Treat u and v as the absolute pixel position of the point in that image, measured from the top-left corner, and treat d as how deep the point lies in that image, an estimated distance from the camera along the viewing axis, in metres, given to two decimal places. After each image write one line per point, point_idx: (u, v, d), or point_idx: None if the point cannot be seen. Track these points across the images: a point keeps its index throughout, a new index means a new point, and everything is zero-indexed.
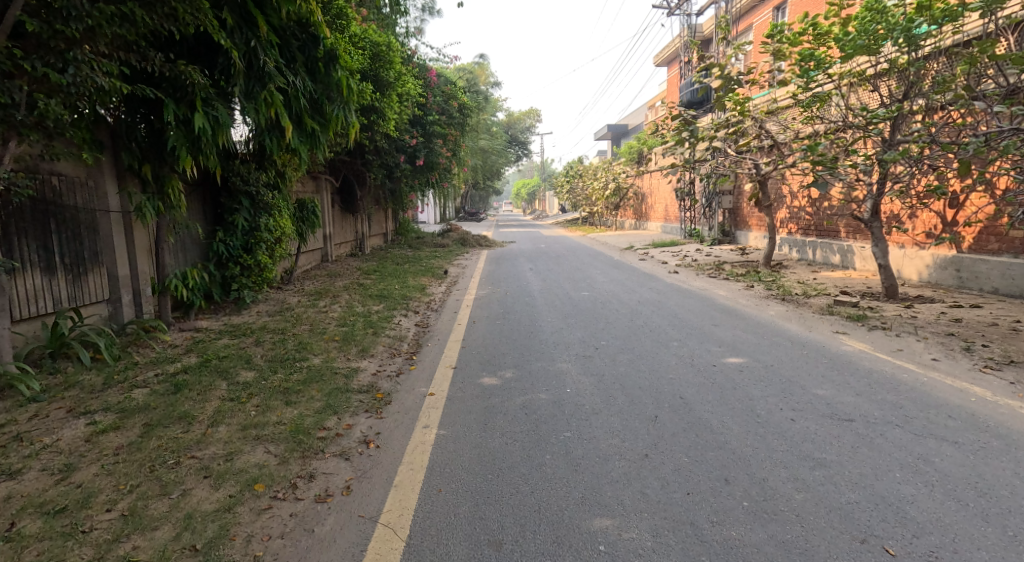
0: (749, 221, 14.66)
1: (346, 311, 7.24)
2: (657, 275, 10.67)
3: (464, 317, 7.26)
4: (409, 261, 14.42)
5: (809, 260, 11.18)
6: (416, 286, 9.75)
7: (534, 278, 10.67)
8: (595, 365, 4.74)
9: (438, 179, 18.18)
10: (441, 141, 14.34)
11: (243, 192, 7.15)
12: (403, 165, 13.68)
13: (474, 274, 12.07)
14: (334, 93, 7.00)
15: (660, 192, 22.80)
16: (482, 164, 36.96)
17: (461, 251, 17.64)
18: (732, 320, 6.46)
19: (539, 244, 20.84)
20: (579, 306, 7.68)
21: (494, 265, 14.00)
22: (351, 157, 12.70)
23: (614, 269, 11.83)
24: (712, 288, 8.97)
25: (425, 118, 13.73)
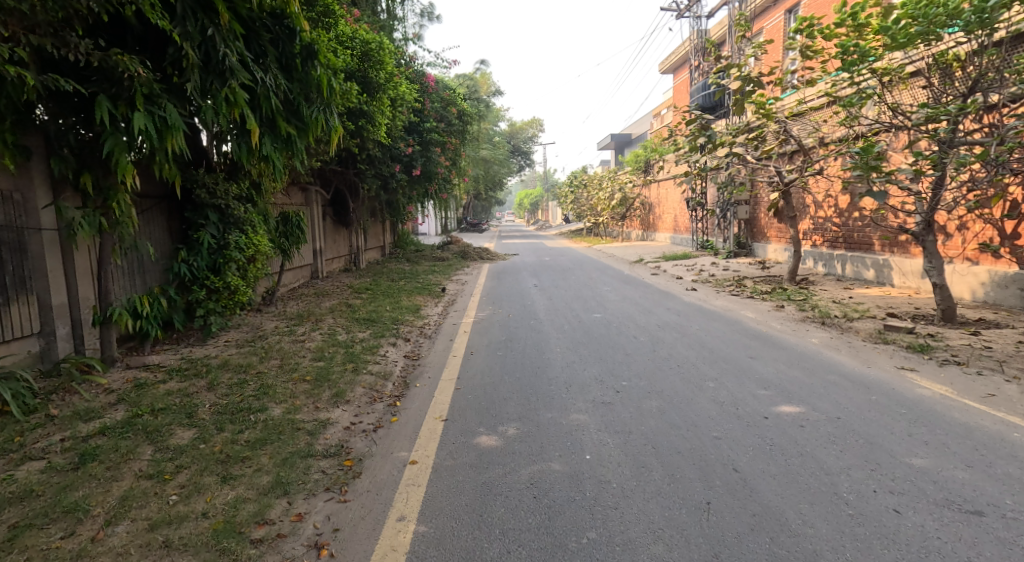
0: (767, 232, 13.77)
1: (328, 340, 6.39)
2: (673, 293, 9.79)
3: (461, 346, 6.38)
4: (406, 277, 13.56)
5: (837, 276, 10.31)
6: (409, 308, 8.88)
7: (539, 297, 9.79)
8: (618, 417, 3.86)
9: (437, 190, 17.33)
10: (439, 150, 13.51)
11: (210, 205, 6.31)
12: (398, 175, 12.84)
13: (475, 292, 11.21)
14: (313, 94, 6.21)
15: (669, 202, 21.93)
16: (483, 174, 36.14)
17: (460, 265, 16.77)
18: (770, 351, 5.57)
19: (543, 256, 19.96)
20: (591, 332, 6.80)
21: (496, 281, 13.13)
22: (342, 167, 11.89)
23: (625, 286, 10.96)
24: (738, 308, 8.07)
25: (422, 125, 12.91)
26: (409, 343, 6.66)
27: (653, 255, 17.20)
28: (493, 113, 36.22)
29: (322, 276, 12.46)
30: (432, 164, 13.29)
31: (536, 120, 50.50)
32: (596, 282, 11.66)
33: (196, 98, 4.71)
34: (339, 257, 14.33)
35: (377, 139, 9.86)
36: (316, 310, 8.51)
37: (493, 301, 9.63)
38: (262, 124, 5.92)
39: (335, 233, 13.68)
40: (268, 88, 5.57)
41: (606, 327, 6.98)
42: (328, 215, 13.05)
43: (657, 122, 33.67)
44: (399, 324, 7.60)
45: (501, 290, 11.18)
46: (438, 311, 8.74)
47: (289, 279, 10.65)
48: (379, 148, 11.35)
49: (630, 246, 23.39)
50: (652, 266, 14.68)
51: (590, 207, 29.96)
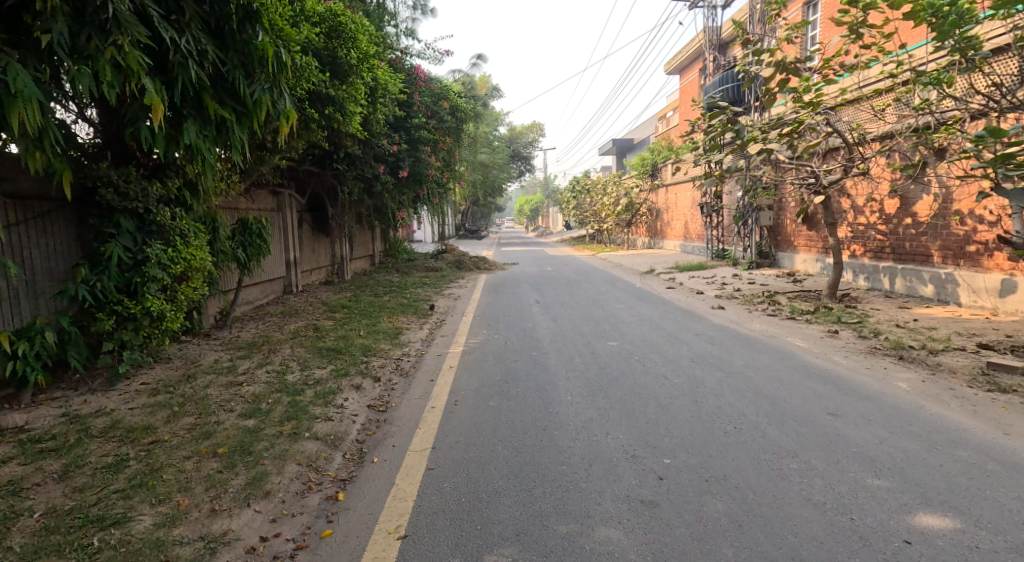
0: (794, 240, 12.40)
1: (274, 382, 5.01)
2: (698, 312, 8.48)
3: (445, 390, 4.99)
4: (392, 290, 12.20)
5: (885, 291, 8.96)
6: (388, 332, 7.50)
7: (543, 317, 8.43)
8: (671, 541, 2.50)
9: (431, 194, 15.99)
10: (429, 149, 12.15)
11: (122, 210, 4.95)
12: (383, 177, 11.50)
13: (468, 309, 9.82)
14: (255, 68, 4.86)
15: (680, 207, 20.56)
16: (482, 179, 34.87)
17: (455, 276, 15.42)
18: (851, 403, 4.19)
19: (545, 265, 18.59)
20: (608, 369, 5.41)
21: (492, 295, 11.75)
22: (317, 167, 10.61)
23: (641, 302, 9.67)
24: (781, 334, 6.74)
25: (409, 122, 11.58)
26: (380, 385, 5.26)
27: (665, 265, 15.83)
28: (492, 117, 34.98)
29: (298, 290, 11.20)
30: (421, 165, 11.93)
31: (537, 125, 49.30)
32: (610, 297, 10.38)
33: (65, 58, 3.39)
34: (319, 268, 13.02)
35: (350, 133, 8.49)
36: (276, 336, 7.15)
37: (489, 322, 8.25)
38: (185, 104, 4.59)
39: (314, 243, 12.42)
40: (187, 55, 4.25)
41: (625, 361, 5.63)
42: (305, 222, 11.81)
43: (663, 125, 32.38)
44: (370, 356, 6.20)
45: (497, 307, 9.81)
46: (421, 337, 7.33)
47: (254, 294, 9.40)
48: (359, 146, 10.02)
49: (637, 254, 22.01)
50: (666, 278, 13.34)
51: (593, 213, 28.64)
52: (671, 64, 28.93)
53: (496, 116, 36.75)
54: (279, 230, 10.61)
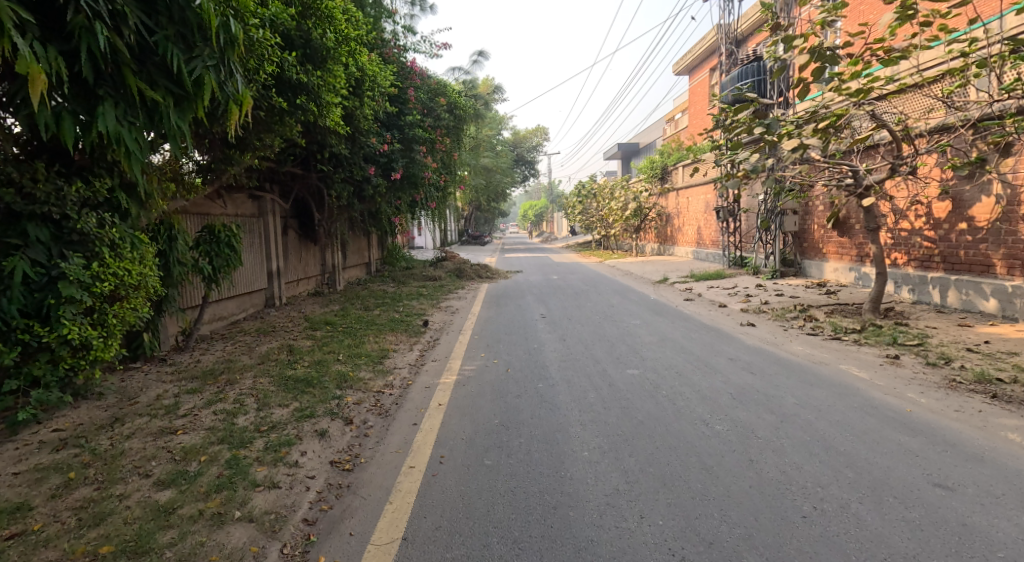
0: (822, 248, 11.39)
1: (219, 428, 4.06)
2: (725, 330, 7.51)
3: (430, 438, 4.04)
4: (385, 303, 11.24)
5: (935, 306, 7.94)
6: (372, 357, 6.54)
7: (549, 337, 7.45)
8: None
9: (429, 199, 15.06)
10: (425, 149, 11.22)
11: (32, 216, 4.04)
12: (374, 179, 10.58)
13: (466, 325, 8.85)
14: (194, 41, 3.96)
15: (692, 211, 19.55)
16: (485, 183, 33.94)
17: (455, 286, 14.46)
18: (958, 468, 3.19)
19: (551, 274, 17.61)
20: (630, 408, 4.44)
21: (493, 307, 10.78)
22: (301, 169, 9.73)
23: (659, 317, 8.70)
24: (828, 360, 5.74)
25: (402, 120, 10.66)
26: (351, 431, 4.29)
27: (679, 273, 14.81)
28: (495, 120, 34.08)
29: (283, 302, 10.36)
30: (416, 166, 11.00)
31: (541, 129, 48.42)
32: (623, 310, 9.41)
33: None
34: (308, 278, 12.14)
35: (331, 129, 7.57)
36: (241, 362, 6.20)
37: (488, 342, 7.27)
38: (102, 83, 3.69)
39: (303, 251, 11.59)
40: (93, 17, 3.36)
41: (648, 397, 4.66)
42: (291, 229, 10.99)
43: (672, 128, 31.39)
44: (344, 389, 5.22)
45: (498, 323, 8.82)
46: (410, 363, 6.35)
47: (230, 309, 8.56)
48: (346, 145, 9.10)
49: (647, 262, 20.97)
50: (681, 289, 12.38)
51: (600, 218, 27.64)
52: (680, 64, 27.97)
53: (499, 119, 35.87)
54: (261, 238, 9.80)
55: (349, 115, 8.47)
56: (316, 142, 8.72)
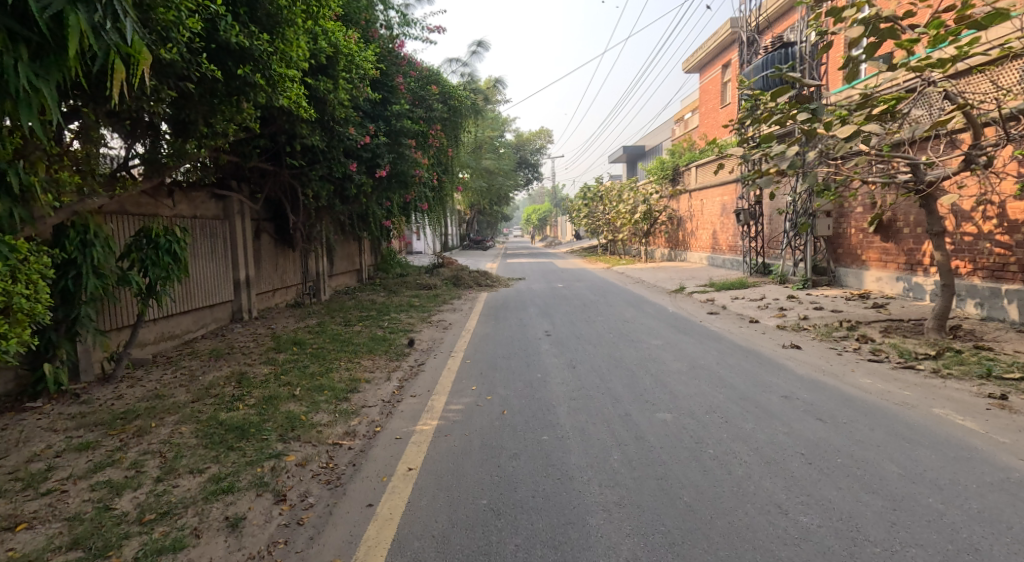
0: (862, 254, 10.14)
1: (86, 516, 2.86)
2: (763, 354, 6.31)
3: (386, 532, 2.84)
4: (371, 316, 10.05)
5: (1013, 324, 6.70)
6: (337, 390, 5.32)
7: (554, 363, 6.24)
8: None
9: (423, 200, 13.88)
10: (414, 143, 10.02)
11: None
12: (356, 176, 9.40)
13: (459, 344, 7.63)
14: None
15: (706, 215, 18.33)
16: (486, 186, 32.78)
17: (452, 296, 13.27)
18: None
19: (555, 281, 16.41)
20: (667, 480, 3.22)
21: (492, 321, 9.58)
22: (270, 164, 8.59)
23: (682, 335, 7.51)
24: (911, 400, 4.50)
25: (388, 109, 9.50)
26: (279, 515, 3.06)
27: (696, 281, 13.59)
28: (497, 120, 32.92)
29: (255, 315, 9.29)
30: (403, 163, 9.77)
31: (544, 131, 47.27)
32: (640, 327, 8.25)
33: None
34: (286, 289, 10.98)
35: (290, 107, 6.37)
36: (174, 397, 5.02)
37: (481, 370, 6.04)
38: None
39: (280, 258, 10.51)
40: None
41: (690, 463, 3.45)
42: (265, 233, 9.92)
43: (681, 128, 30.21)
44: (288, 442, 4.00)
45: (494, 342, 7.62)
46: (382, 400, 5.13)
47: (184, 325, 7.49)
48: (320, 135, 7.93)
49: (657, 268, 19.74)
50: (700, 300, 11.18)
51: (606, 222, 26.41)
52: (689, 61, 26.80)
53: (501, 120, 34.76)
54: (228, 243, 8.74)
55: (321, 99, 7.30)
56: (284, 132, 7.56)
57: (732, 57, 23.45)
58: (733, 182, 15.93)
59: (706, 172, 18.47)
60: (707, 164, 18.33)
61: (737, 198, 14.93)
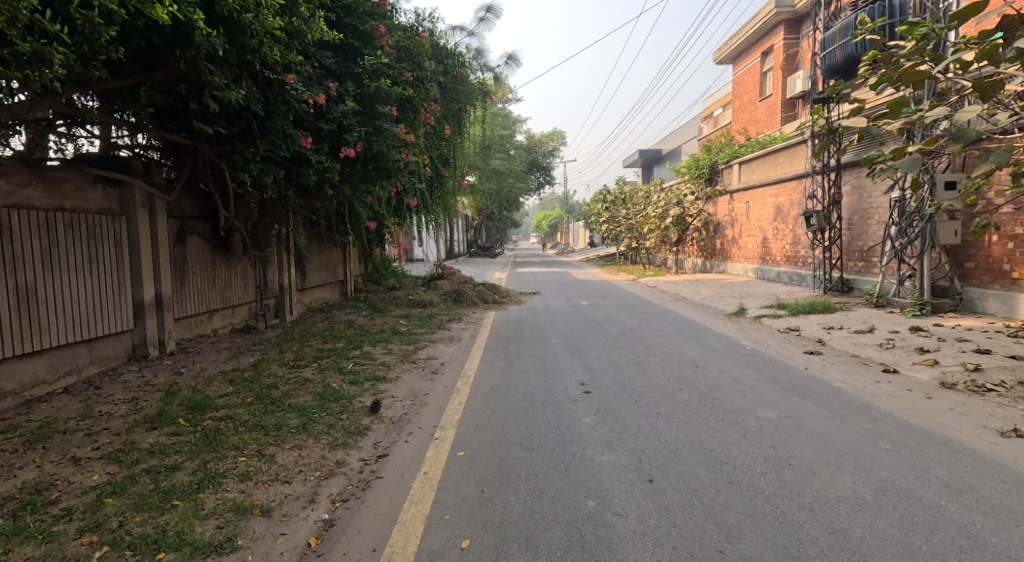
0: (1012, 271, 7.45)
1: None
2: (979, 453, 3.58)
3: None
4: (339, 349, 7.40)
5: None
6: (189, 551, 2.64)
7: (611, 471, 3.53)
8: None
9: (417, 197, 11.32)
10: (395, 111, 7.40)
11: None
12: (314, 156, 6.76)
13: (450, 408, 4.96)
14: None
15: (755, 218, 15.83)
16: (495, 189, 30.06)
17: (453, 316, 10.66)
18: None
19: (578, 297, 13.76)
20: None
21: (504, 359, 6.93)
22: (183, 136, 5.98)
23: (800, 401, 4.77)
24: None
25: (359, 64, 6.92)
26: None
27: (758, 302, 10.88)
28: (507, 117, 30.29)
29: (171, 349, 6.70)
30: (380, 140, 7.10)
31: (558, 132, 44.69)
32: (724, 381, 5.51)
33: None
34: (229, 310, 8.37)
35: (152, 10, 3.75)
36: None
37: (482, 491, 3.33)
38: None
39: (220, 270, 7.91)
40: None
41: None
42: (195, 236, 7.33)
43: (709, 126, 27.61)
44: None
45: (505, 409, 4.90)
46: None
47: (26, 377, 4.90)
48: (247, 88, 5.32)
49: (694, 281, 17.07)
50: (779, 330, 8.45)
51: (629, 228, 23.72)
52: (722, 50, 24.31)
53: (512, 118, 32.22)
54: (126, 249, 6.15)
55: (235, 25, 4.68)
56: (184, 81, 4.94)
57: (774, 42, 20.92)
58: (795, 179, 13.44)
59: (755, 169, 15.90)
60: (757, 161, 15.80)
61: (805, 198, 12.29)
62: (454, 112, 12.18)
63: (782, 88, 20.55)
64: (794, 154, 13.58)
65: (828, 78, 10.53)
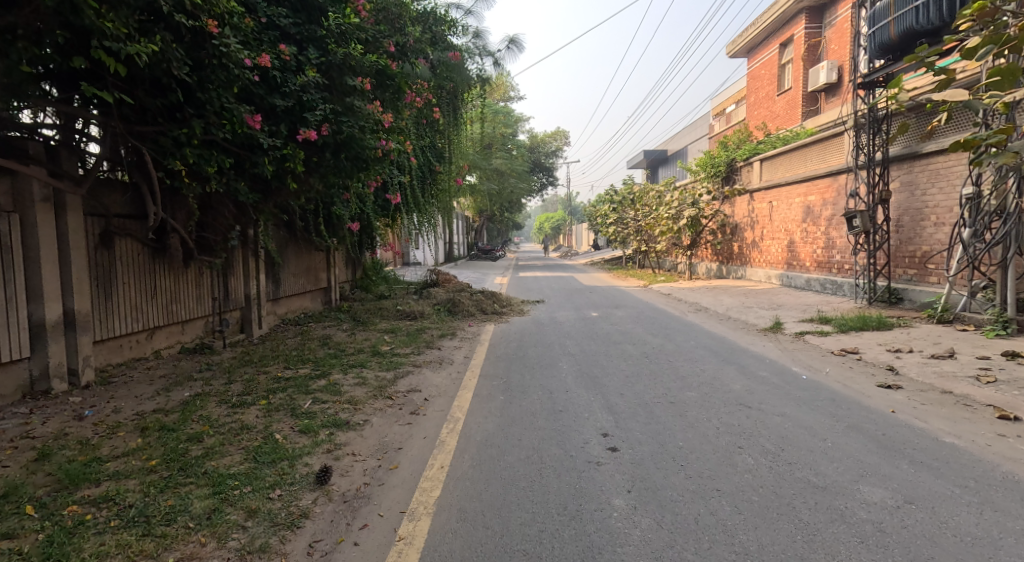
0: None
1: None
2: None
3: None
4: (303, 378, 6.06)
5: None
6: None
7: None
8: None
9: (394, 189, 10.14)
10: (371, 86, 6.10)
11: None
12: (267, 139, 5.43)
13: (429, 479, 3.62)
14: None
15: (781, 219, 14.56)
16: (497, 189, 28.60)
17: (447, 332, 9.33)
18: None
19: (588, 306, 12.43)
20: None
21: (503, 393, 5.59)
22: (92, 111, 4.66)
23: (917, 473, 3.41)
24: None
25: (323, 26, 5.66)
26: None
27: (795, 316, 9.51)
28: (509, 114, 28.89)
29: (87, 381, 5.36)
30: (350, 122, 5.78)
31: (562, 131, 43.39)
32: (793, 434, 4.15)
33: None
34: (175, 330, 7.02)
35: None
36: None
37: None
38: None
39: (162, 281, 6.58)
40: None
41: None
42: (126, 240, 6.01)
43: (722, 123, 26.25)
44: None
45: (502, 482, 3.54)
46: None
47: None
48: (163, 41, 4.01)
49: (712, 288, 15.72)
50: (832, 353, 7.09)
51: (638, 230, 22.36)
52: (737, 42, 23.01)
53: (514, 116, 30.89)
54: (21, 257, 4.82)
55: None
56: (65, 26, 3.62)
57: (794, 31, 19.61)
58: (830, 176, 12.19)
59: (781, 165, 14.59)
60: (782, 157, 14.53)
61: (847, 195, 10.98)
62: (450, 100, 10.88)
63: (802, 81, 19.23)
64: (828, 148, 12.34)
65: (877, 57, 9.29)
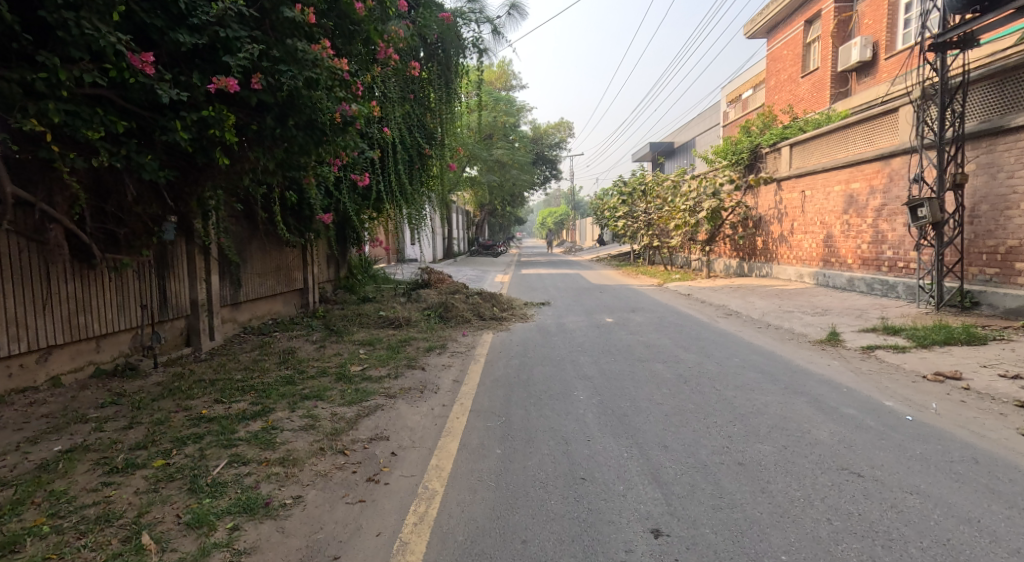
0: None
1: None
2: None
3: None
4: (235, 417, 4.53)
5: None
6: None
7: None
8: None
9: (363, 171, 8.58)
10: (321, 24, 4.57)
11: None
12: (173, 93, 3.92)
13: None
14: None
15: (815, 210, 13.01)
16: (498, 181, 27.00)
17: (438, 344, 7.82)
18: None
19: (600, 309, 10.90)
20: None
21: (502, 443, 4.07)
22: None
23: None
24: None
25: None
26: None
27: (853, 325, 7.97)
28: (511, 101, 27.26)
29: None
30: (293, 72, 4.33)
31: (566, 122, 41.73)
32: (957, 541, 2.64)
33: None
34: (81, 350, 5.49)
35: None
36: None
37: None
38: None
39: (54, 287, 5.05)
40: None
41: None
42: None
43: (738, 110, 24.60)
44: None
45: None
46: None
47: None
48: None
49: (735, 288, 14.18)
50: (922, 377, 5.54)
51: (649, 223, 20.80)
52: (757, 21, 21.35)
53: (517, 104, 29.24)
54: None
55: None
56: None
57: (821, 6, 17.96)
58: (879, 161, 10.67)
59: (816, 150, 13.02)
60: (817, 141, 12.94)
61: (909, 180, 9.43)
62: (441, 70, 9.33)
63: (831, 60, 17.58)
64: (877, 128, 10.81)
65: (958, 12, 7.80)
